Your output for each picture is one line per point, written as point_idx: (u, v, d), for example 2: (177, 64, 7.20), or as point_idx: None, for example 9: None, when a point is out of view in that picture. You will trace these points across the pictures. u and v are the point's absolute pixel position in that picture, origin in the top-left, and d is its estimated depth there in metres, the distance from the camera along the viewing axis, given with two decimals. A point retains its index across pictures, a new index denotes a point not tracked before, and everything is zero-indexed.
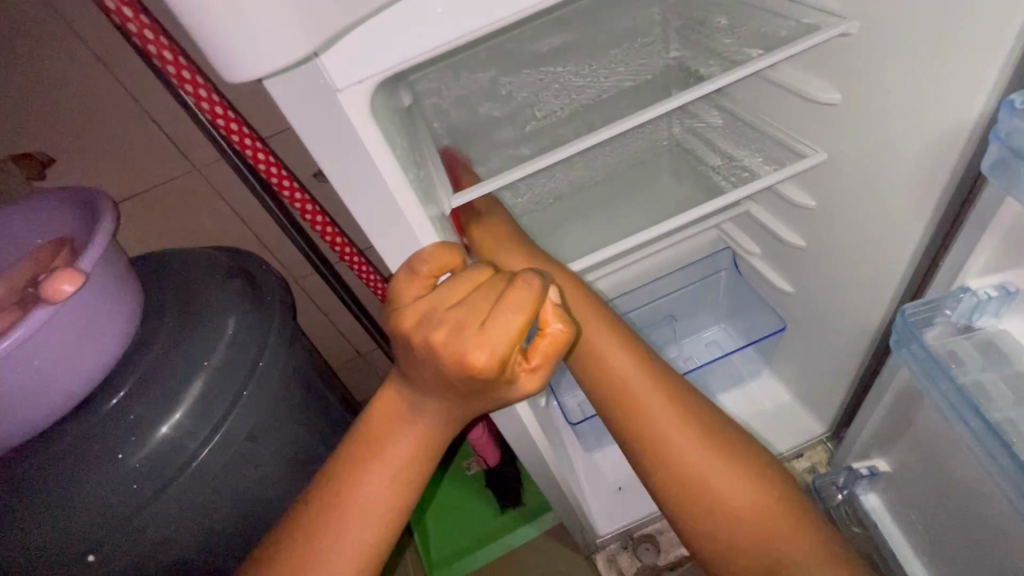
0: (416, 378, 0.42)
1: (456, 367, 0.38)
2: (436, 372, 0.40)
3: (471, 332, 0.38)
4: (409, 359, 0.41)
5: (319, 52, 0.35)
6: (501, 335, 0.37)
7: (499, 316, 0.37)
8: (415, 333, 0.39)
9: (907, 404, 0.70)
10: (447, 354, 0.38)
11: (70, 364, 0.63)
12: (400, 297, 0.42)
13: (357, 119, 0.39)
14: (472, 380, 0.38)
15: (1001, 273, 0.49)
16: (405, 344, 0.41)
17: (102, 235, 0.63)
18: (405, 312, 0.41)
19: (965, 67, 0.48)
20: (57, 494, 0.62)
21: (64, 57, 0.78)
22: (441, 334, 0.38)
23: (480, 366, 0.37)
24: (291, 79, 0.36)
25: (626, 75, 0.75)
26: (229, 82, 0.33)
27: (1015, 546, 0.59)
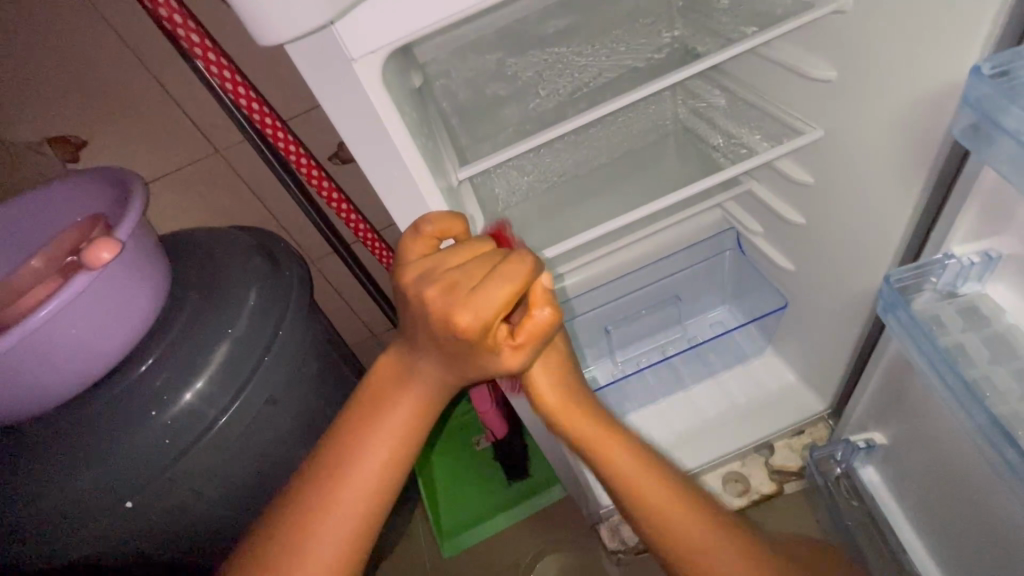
0: (413, 336, 0.46)
1: (445, 323, 0.41)
2: (427, 329, 0.43)
3: (463, 293, 0.41)
4: (406, 315, 0.45)
5: (333, 22, 0.38)
6: (491, 300, 0.40)
7: (490, 283, 0.41)
8: (414, 287, 0.43)
9: (899, 375, 0.72)
10: (438, 308, 0.41)
11: (107, 330, 0.68)
12: (407, 255, 0.46)
13: (368, 87, 0.42)
14: (458, 339, 0.42)
15: (983, 241, 0.51)
16: (404, 298, 0.44)
17: (135, 209, 0.68)
18: (409, 266, 0.44)
19: (952, 38, 0.50)
20: (96, 448, 0.67)
21: (97, 46, 0.83)
22: (437, 289, 0.42)
23: (464, 325, 0.40)
24: (309, 48, 0.39)
25: (627, 55, 0.78)
26: (262, 45, 0.36)
27: (995, 505, 0.62)
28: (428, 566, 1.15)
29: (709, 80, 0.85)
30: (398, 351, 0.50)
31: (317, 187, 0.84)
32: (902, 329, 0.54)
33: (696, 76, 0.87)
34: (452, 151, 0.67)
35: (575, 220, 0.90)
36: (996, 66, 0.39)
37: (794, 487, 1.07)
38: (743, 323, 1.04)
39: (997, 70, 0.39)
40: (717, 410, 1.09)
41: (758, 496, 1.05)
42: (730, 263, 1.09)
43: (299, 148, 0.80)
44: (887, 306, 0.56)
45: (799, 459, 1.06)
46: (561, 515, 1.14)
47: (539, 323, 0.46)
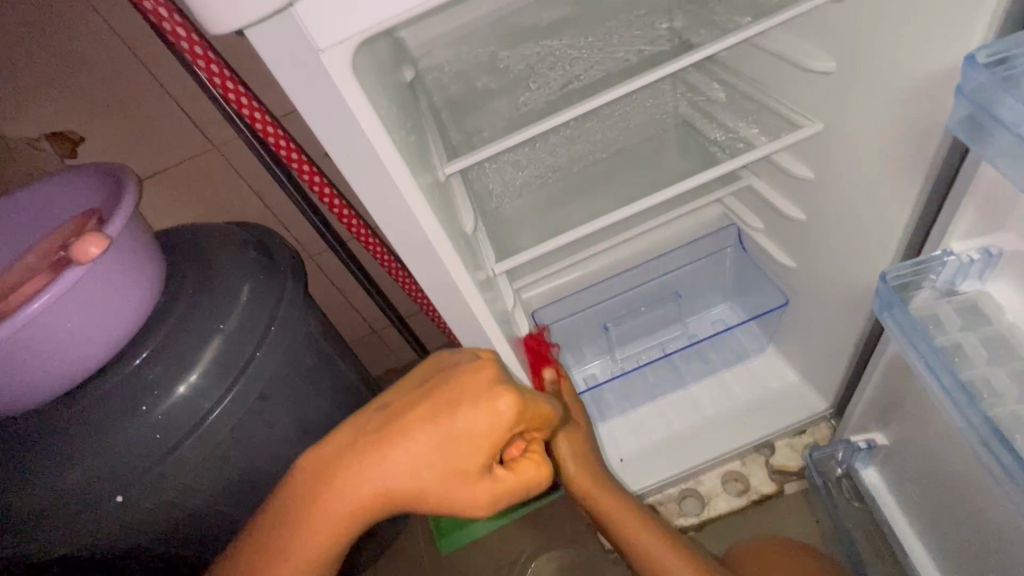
0: (415, 409, 0.51)
1: (477, 398, 0.50)
2: (447, 402, 0.51)
3: (479, 396, 0.50)
4: (427, 388, 0.53)
5: (292, 5, 0.37)
6: (531, 399, 0.52)
7: (501, 397, 0.50)
8: (468, 364, 0.53)
9: (899, 374, 0.71)
10: (481, 383, 0.51)
11: (99, 324, 0.68)
12: (455, 355, 0.58)
13: (339, 79, 0.41)
14: (478, 417, 0.49)
15: (984, 237, 0.50)
16: (441, 374, 0.54)
17: (127, 204, 0.67)
18: (465, 354, 0.57)
19: (953, 26, 0.48)
20: (88, 440, 0.68)
21: (92, 41, 0.83)
22: (493, 369, 0.52)
23: (467, 420, 0.49)
24: (275, 35, 0.38)
25: (621, 47, 0.76)
26: (214, 34, 0.37)
27: (994, 509, 0.61)
28: (425, 563, 1.15)
29: (707, 73, 0.84)
30: (366, 427, 0.53)
31: (310, 182, 0.82)
32: (897, 329, 0.52)
33: (695, 69, 0.86)
34: (442, 146, 0.66)
35: (570, 215, 0.88)
36: (992, 54, 0.37)
37: (795, 487, 1.05)
38: (744, 321, 1.02)
39: (993, 58, 0.37)
40: (718, 409, 1.08)
41: (759, 496, 1.03)
42: (732, 260, 1.08)
43: (290, 142, 0.78)
44: (883, 305, 0.54)
45: (801, 459, 1.04)
46: (558, 512, 1.13)
47: (534, 468, 0.54)
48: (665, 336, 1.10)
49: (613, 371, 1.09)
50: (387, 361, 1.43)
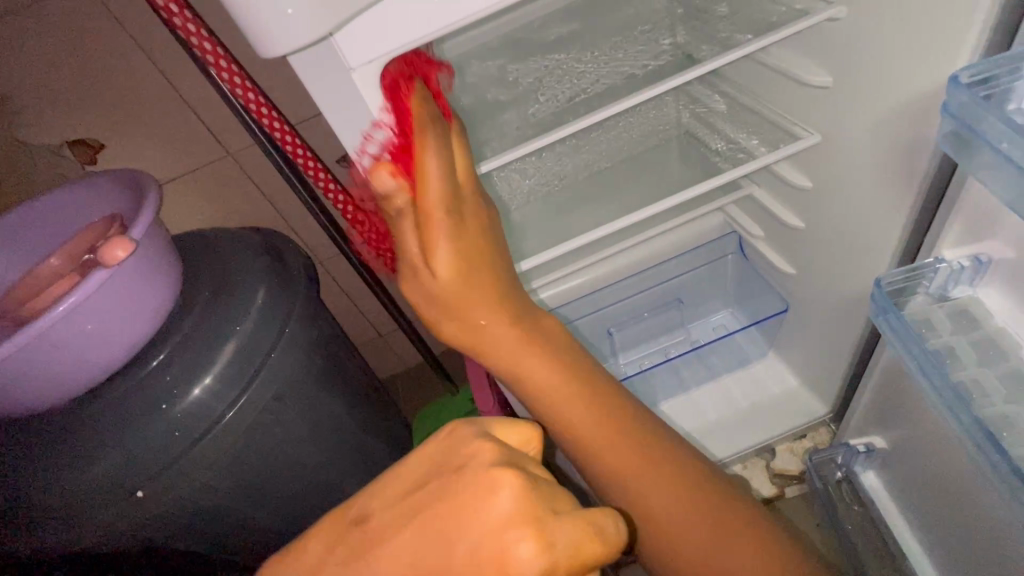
0: (392, 538, 0.33)
1: (483, 540, 0.31)
2: (440, 536, 0.32)
3: (485, 526, 0.31)
4: (417, 498, 0.34)
5: (334, 33, 0.41)
6: (571, 548, 0.31)
7: (520, 538, 0.30)
8: (482, 471, 0.33)
9: (896, 378, 0.72)
10: (492, 505, 0.31)
11: (120, 326, 0.71)
12: (467, 439, 0.36)
13: (368, 94, 0.45)
14: (478, 574, 0.30)
15: (974, 245, 0.52)
16: (440, 478, 0.34)
17: (149, 210, 0.70)
18: (480, 443, 0.36)
19: (942, 46, 0.51)
20: (109, 437, 0.70)
21: (115, 52, 0.86)
22: (516, 487, 0.32)
23: (463, 567, 0.31)
24: (313, 55, 0.42)
25: (626, 62, 0.79)
26: (261, 57, 0.39)
27: (990, 512, 0.62)
28: None
29: (710, 86, 0.87)
30: (327, 541, 0.36)
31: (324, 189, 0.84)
32: (893, 333, 0.54)
33: (698, 82, 0.89)
34: None
35: (576, 222, 0.91)
36: (975, 74, 0.39)
37: (795, 491, 1.06)
38: (745, 326, 1.05)
39: (976, 78, 0.39)
40: (720, 413, 1.09)
41: (760, 499, 1.05)
42: (733, 267, 1.10)
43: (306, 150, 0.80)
44: (879, 310, 0.56)
45: (801, 463, 1.05)
46: None
47: None
48: (668, 338, 1.12)
49: (616, 376, 1.11)
50: (393, 365, 1.45)
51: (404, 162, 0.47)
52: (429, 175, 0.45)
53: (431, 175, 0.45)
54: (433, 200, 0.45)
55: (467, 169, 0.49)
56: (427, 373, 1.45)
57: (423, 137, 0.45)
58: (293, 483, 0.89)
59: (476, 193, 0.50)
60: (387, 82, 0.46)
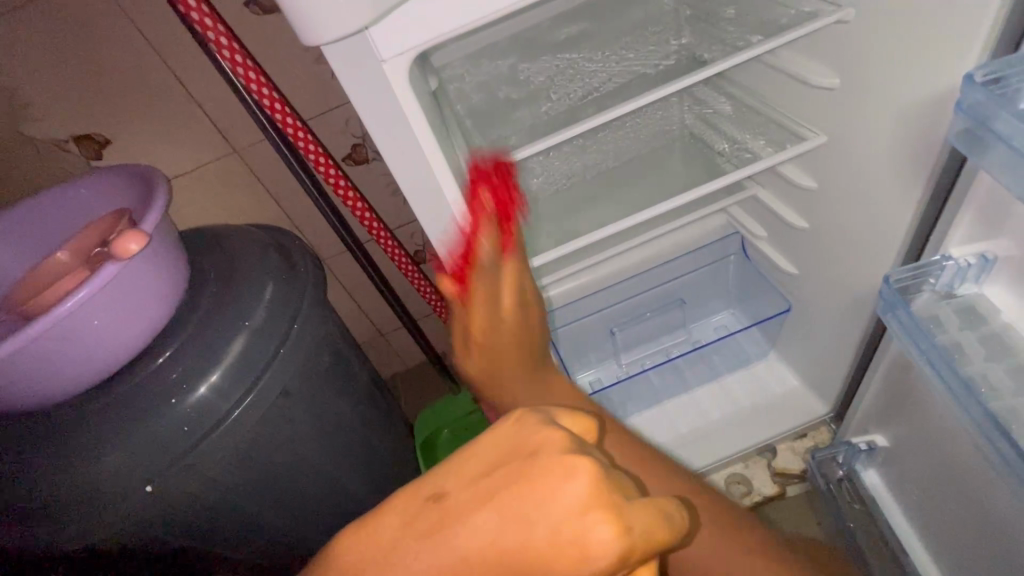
0: (471, 517, 0.31)
1: (562, 524, 0.30)
2: (518, 514, 0.30)
3: (562, 509, 0.30)
4: (490, 479, 0.33)
5: (369, 28, 0.43)
6: (650, 535, 0.30)
7: (598, 521, 0.29)
8: (558, 457, 0.32)
9: (901, 376, 0.73)
10: (568, 494, 0.30)
11: (128, 320, 0.71)
12: (537, 426, 0.35)
13: (396, 84, 0.47)
14: (557, 554, 0.29)
15: (980, 243, 0.53)
16: (510, 461, 0.33)
17: (159, 204, 0.70)
18: (550, 429, 0.34)
19: (950, 48, 0.52)
20: (116, 431, 0.70)
21: (124, 47, 0.86)
22: (591, 471, 0.31)
23: (540, 548, 0.30)
24: (346, 46, 0.44)
25: (636, 61, 0.81)
26: (304, 44, 0.41)
27: (995, 508, 0.63)
28: None
29: (715, 88, 0.89)
30: (400, 517, 0.33)
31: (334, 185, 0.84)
32: (901, 329, 0.56)
33: (703, 84, 0.91)
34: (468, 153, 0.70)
35: (583, 221, 0.91)
36: (988, 73, 0.40)
37: (797, 489, 1.07)
38: (747, 326, 1.06)
39: (989, 77, 0.40)
40: (723, 412, 1.10)
41: (761, 497, 1.06)
42: (735, 268, 1.11)
43: (318, 146, 0.80)
44: (887, 306, 0.57)
45: (802, 462, 1.06)
46: None
47: None
48: (670, 337, 1.13)
49: (619, 375, 1.11)
50: (395, 364, 1.45)
51: (460, 282, 0.54)
52: (476, 303, 0.51)
53: (477, 306, 0.51)
54: (475, 328, 0.51)
55: (528, 294, 0.53)
56: (429, 373, 1.45)
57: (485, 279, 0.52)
58: (299, 480, 0.89)
59: (535, 302, 0.54)
60: (470, 195, 0.58)
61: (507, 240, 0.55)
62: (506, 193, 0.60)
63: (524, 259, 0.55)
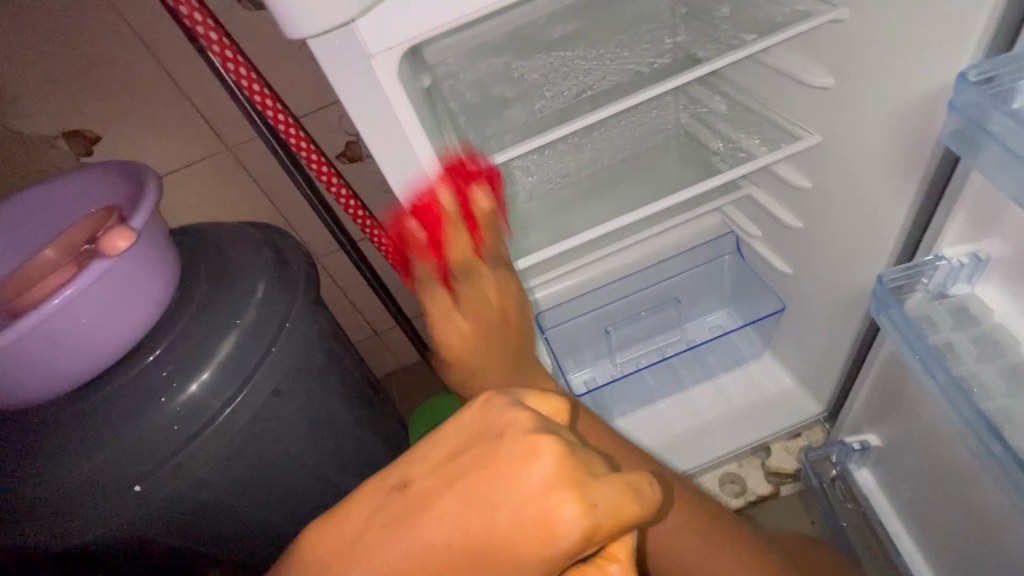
0: (436, 502, 0.34)
1: (525, 503, 0.31)
2: (483, 496, 0.33)
3: (527, 488, 0.32)
4: (459, 464, 0.35)
5: (356, 19, 0.42)
6: (614, 509, 0.31)
7: (561, 499, 0.31)
8: (520, 439, 0.34)
9: (894, 374, 0.73)
10: (533, 473, 0.32)
11: (117, 319, 0.70)
12: (505, 409, 0.37)
13: (385, 79, 0.47)
14: (523, 532, 0.31)
15: (973, 243, 0.53)
16: (478, 445, 0.36)
17: (149, 201, 0.69)
18: (516, 413, 0.36)
19: (945, 46, 0.51)
20: (105, 430, 0.69)
21: (114, 41, 0.84)
22: (555, 450, 0.32)
23: (505, 528, 0.31)
24: (332, 42, 0.43)
25: (630, 59, 0.80)
26: (288, 36, 0.41)
27: (989, 508, 0.63)
28: None
29: (709, 87, 0.89)
30: (375, 507, 0.37)
31: (327, 183, 0.83)
32: (894, 329, 0.56)
33: (699, 82, 0.91)
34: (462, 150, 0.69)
35: (577, 219, 0.91)
36: (981, 73, 0.40)
37: (790, 489, 1.07)
38: (741, 326, 1.06)
39: (983, 76, 0.40)
40: (717, 411, 1.10)
41: (755, 497, 1.06)
42: (730, 267, 1.11)
43: (310, 144, 0.79)
44: (880, 306, 0.57)
45: (796, 462, 1.06)
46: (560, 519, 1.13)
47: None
48: (665, 336, 1.13)
49: (613, 374, 1.11)
50: (389, 363, 1.44)
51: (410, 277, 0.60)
52: (443, 326, 0.57)
53: (444, 328, 0.57)
54: (444, 348, 0.58)
55: (495, 304, 0.58)
56: (423, 372, 1.44)
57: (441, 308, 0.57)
58: (291, 479, 0.88)
59: (498, 318, 0.59)
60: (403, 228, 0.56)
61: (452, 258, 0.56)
62: (462, 196, 0.56)
63: (481, 270, 0.58)
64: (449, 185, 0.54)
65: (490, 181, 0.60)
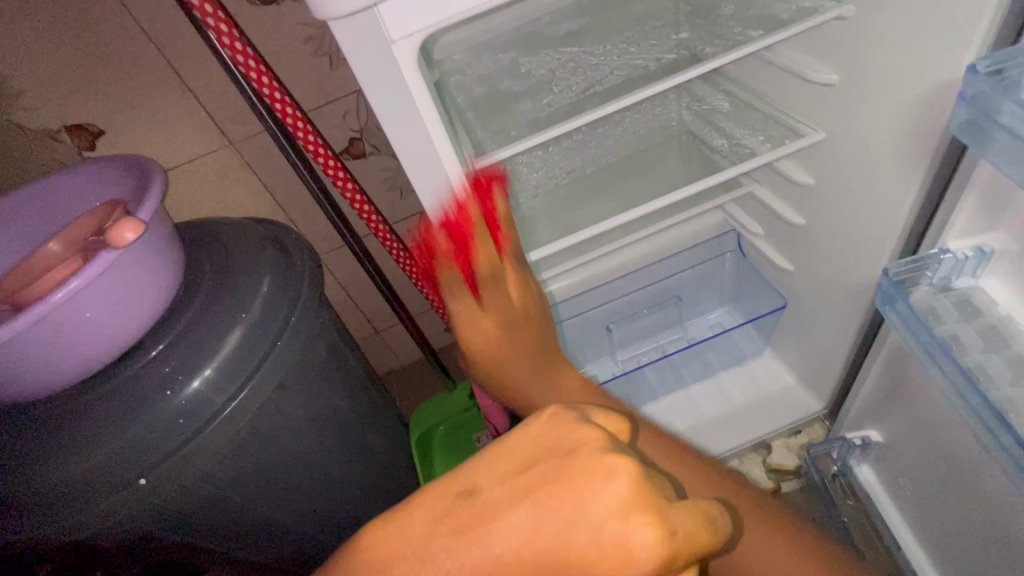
0: (504, 516, 0.31)
1: (602, 527, 0.29)
2: (556, 516, 0.30)
3: (605, 512, 0.29)
4: (526, 478, 0.32)
5: (379, 4, 0.43)
6: (691, 535, 0.29)
7: (638, 526, 0.28)
8: (597, 456, 0.31)
9: (897, 368, 0.74)
10: (610, 496, 0.29)
11: (122, 312, 0.70)
12: (572, 423, 0.34)
13: (405, 66, 0.47)
14: (599, 557, 0.29)
15: (978, 236, 0.54)
16: (547, 458, 0.32)
17: (155, 194, 0.69)
18: (588, 428, 0.33)
19: (951, 41, 0.52)
20: (110, 423, 0.69)
21: (118, 34, 0.84)
22: (633, 472, 0.30)
23: (578, 551, 0.29)
24: (355, 24, 0.43)
25: (637, 55, 0.81)
26: (314, 17, 0.42)
27: (995, 500, 0.63)
28: None
29: (713, 84, 0.89)
30: (433, 515, 0.32)
31: (333, 177, 0.83)
32: (900, 322, 0.57)
33: (702, 80, 0.91)
34: (470, 145, 0.69)
35: (581, 215, 0.91)
36: (989, 65, 0.41)
37: (792, 486, 1.06)
38: (743, 323, 1.06)
39: (990, 69, 0.41)
40: (718, 409, 1.11)
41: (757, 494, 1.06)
42: (731, 265, 1.12)
43: (317, 138, 0.79)
44: (886, 299, 0.58)
45: (796, 458, 1.07)
46: None
47: None
48: (665, 334, 1.14)
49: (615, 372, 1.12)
50: (389, 361, 1.44)
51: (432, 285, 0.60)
52: (474, 335, 0.55)
53: (475, 338, 0.55)
54: (466, 343, 0.56)
55: (519, 303, 0.57)
56: (425, 370, 1.44)
57: (464, 317, 0.55)
58: (293, 476, 0.88)
59: (529, 309, 0.58)
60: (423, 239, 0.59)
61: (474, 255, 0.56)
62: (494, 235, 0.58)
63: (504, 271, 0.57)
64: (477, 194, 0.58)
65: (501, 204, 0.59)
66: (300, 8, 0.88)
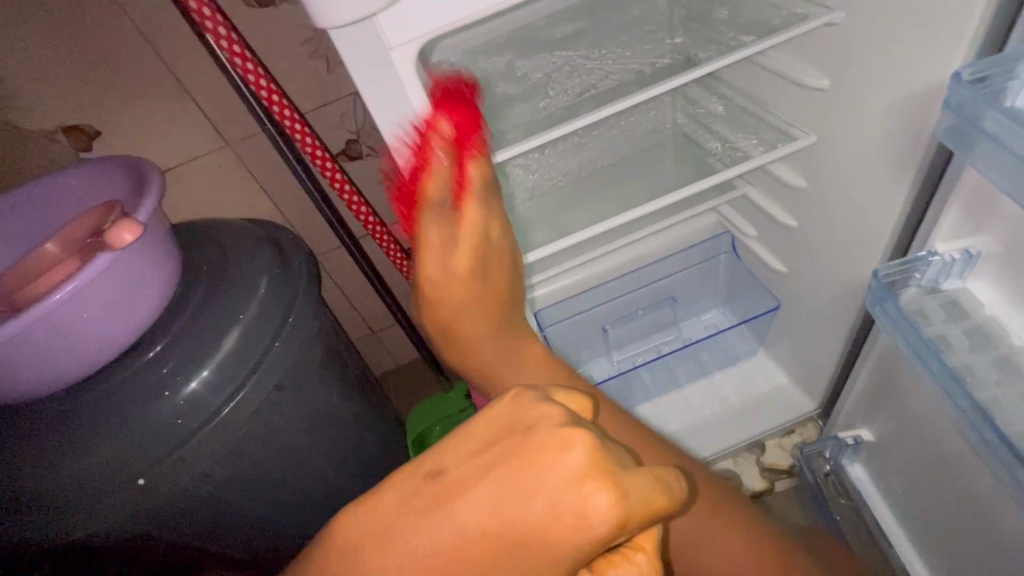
0: (470, 490, 0.36)
1: (560, 493, 0.34)
2: (517, 486, 0.35)
3: (561, 479, 0.34)
4: (490, 455, 0.37)
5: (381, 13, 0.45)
6: (641, 497, 0.34)
7: (591, 489, 0.33)
8: (553, 432, 0.36)
9: (888, 368, 0.75)
10: (563, 466, 0.34)
11: (119, 313, 0.70)
12: (532, 404, 0.39)
13: (403, 69, 0.49)
14: (559, 521, 0.34)
15: (965, 239, 0.55)
16: (509, 438, 0.38)
17: (153, 195, 0.69)
18: (546, 407, 0.39)
19: (937, 48, 0.53)
20: (107, 424, 0.69)
21: (114, 35, 0.84)
22: (587, 443, 0.35)
23: (538, 518, 0.34)
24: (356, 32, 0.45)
25: (632, 59, 0.82)
26: (318, 26, 0.43)
27: (984, 498, 0.64)
28: None
29: (708, 88, 0.90)
30: (406, 497, 0.39)
31: (330, 178, 0.84)
32: (888, 322, 0.58)
33: (696, 83, 0.92)
34: None
35: (577, 217, 0.92)
36: (974, 73, 0.42)
37: (784, 484, 1.09)
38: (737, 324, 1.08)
39: (975, 77, 0.41)
40: (712, 409, 1.12)
41: (751, 493, 1.07)
42: (724, 267, 1.13)
43: (314, 139, 0.79)
44: (875, 300, 0.59)
45: (790, 457, 1.08)
46: None
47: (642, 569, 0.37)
48: (661, 335, 1.16)
49: (610, 372, 1.13)
50: (386, 362, 1.45)
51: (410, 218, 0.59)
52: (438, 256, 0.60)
53: (437, 260, 0.60)
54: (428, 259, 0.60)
55: (491, 249, 0.62)
56: (421, 371, 1.44)
57: (436, 237, 0.59)
58: (290, 476, 0.88)
59: (501, 254, 0.64)
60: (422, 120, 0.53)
61: (465, 178, 0.57)
62: (461, 162, 0.56)
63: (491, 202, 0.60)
64: (448, 116, 0.54)
65: (479, 130, 0.55)
66: (297, 10, 0.89)
